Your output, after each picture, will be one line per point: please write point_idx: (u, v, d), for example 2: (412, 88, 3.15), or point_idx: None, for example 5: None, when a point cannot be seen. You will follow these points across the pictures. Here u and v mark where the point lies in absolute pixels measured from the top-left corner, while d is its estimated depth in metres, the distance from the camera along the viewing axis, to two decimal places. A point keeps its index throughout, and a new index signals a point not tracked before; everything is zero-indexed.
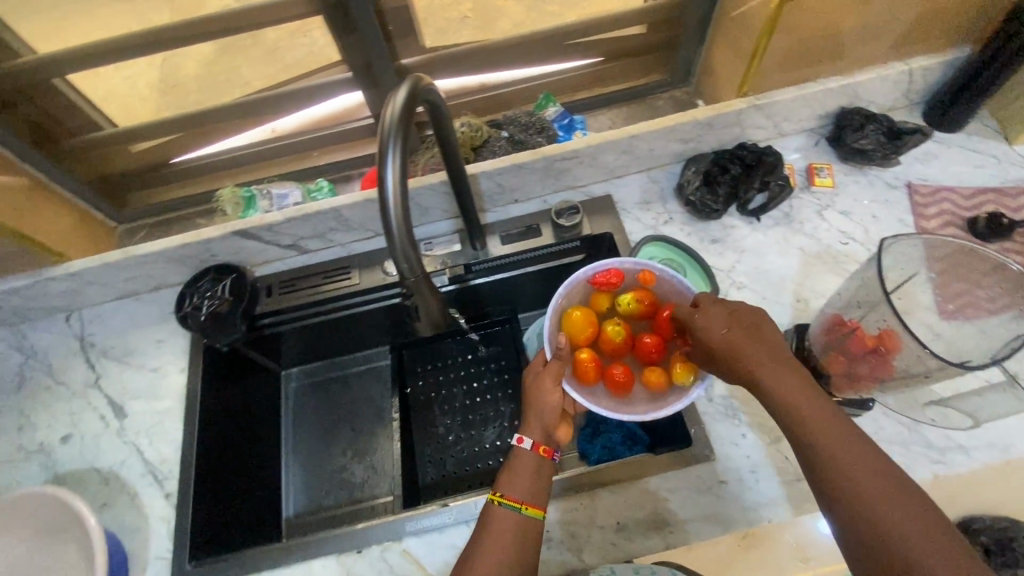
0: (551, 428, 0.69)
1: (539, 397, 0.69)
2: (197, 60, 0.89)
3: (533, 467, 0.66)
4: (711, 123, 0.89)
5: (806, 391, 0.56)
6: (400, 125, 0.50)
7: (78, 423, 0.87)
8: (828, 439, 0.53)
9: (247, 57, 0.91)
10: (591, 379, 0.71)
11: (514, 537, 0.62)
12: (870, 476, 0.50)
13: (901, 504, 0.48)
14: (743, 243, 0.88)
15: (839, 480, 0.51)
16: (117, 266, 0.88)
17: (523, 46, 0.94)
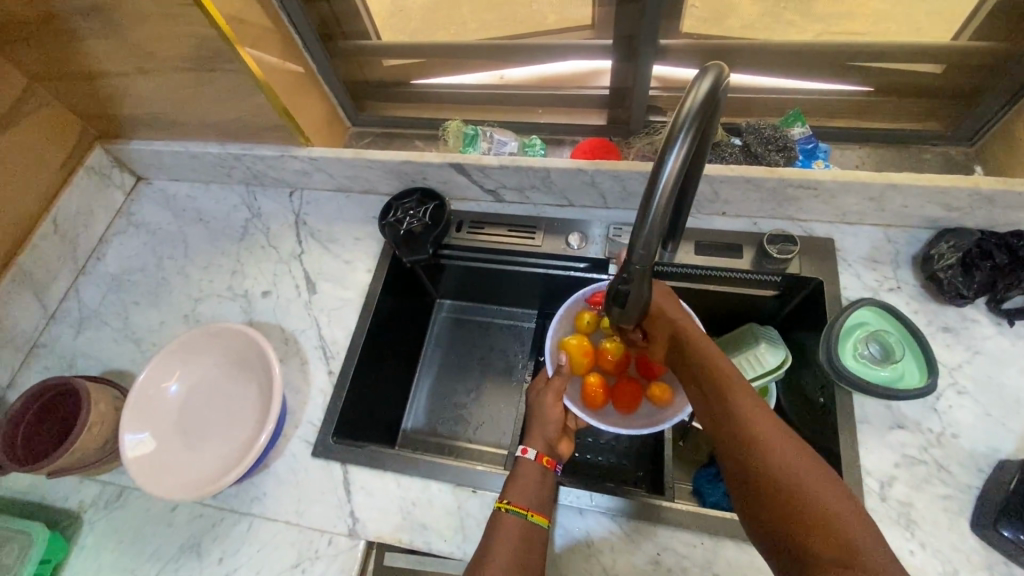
0: (552, 442, 0.78)
1: (542, 412, 0.80)
2: None
3: (537, 475, 0.73)
4: (993, 198, 0.76)
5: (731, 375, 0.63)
6: (698, 118, 0.47)
7: (277, 284, 1.00)
8: (734, 391, 0.61)
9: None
10: (597, 401, 0.84)
11: (522, 543, 0.66)
12: (764, 422, 0.58)
13: (788, 444, 0.56)
14: (981, 343, 0.75)
15: (736, 422, 0.59)
16: (346, 163, 0.98)
17: (792, 57, 0.85)
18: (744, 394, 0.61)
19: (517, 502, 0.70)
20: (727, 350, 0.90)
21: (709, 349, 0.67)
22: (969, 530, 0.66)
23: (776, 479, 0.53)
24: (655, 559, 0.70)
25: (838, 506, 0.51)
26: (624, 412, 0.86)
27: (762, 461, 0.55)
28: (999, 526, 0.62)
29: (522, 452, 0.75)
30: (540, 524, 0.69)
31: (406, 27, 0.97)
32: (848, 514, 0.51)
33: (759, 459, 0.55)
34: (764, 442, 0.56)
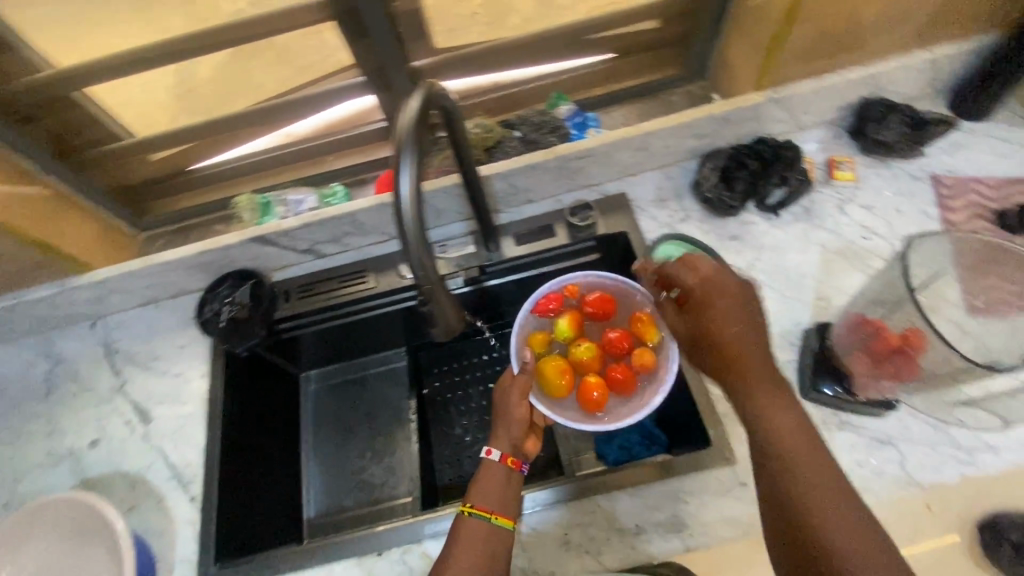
0: (519, 441, 0.73)
1: (507, 411, 0.73)
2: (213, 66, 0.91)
3: (503, 477, 0.70)
4: (728, 118, 0.88)
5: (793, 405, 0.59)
6: (414, 133, 0.49)
7: (105, 428, 0.89)
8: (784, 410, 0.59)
9: (257, 62, 0.92)
10: (595, 400, 0.78)
11: (487, 546, 0.65)
12: (821, 478, 0.55)
13: (826, 476, 0.55)
14: (762, 240, 0.86)
15: (782, 475, 0.56)
16: (139, 273, 0.90)
17: (533, 45, 0.93)
18: (798, 440, 0.58)
19: (481, 504, 0.68)
20: None
21: (772, 382, 0.61)
22: (801, 399, 0.75)
23: (819, 540, 0.53)
24: (565, 541, 0.71)
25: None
26: (627, 396, 0.80)
27: (809, 517, 0.54)
28: (819, 385, 0.73)
29: (488, 453, 0.72)
30: (506, 527, 0.66)
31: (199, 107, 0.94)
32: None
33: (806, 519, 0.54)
34: (811, 503, 0.54)
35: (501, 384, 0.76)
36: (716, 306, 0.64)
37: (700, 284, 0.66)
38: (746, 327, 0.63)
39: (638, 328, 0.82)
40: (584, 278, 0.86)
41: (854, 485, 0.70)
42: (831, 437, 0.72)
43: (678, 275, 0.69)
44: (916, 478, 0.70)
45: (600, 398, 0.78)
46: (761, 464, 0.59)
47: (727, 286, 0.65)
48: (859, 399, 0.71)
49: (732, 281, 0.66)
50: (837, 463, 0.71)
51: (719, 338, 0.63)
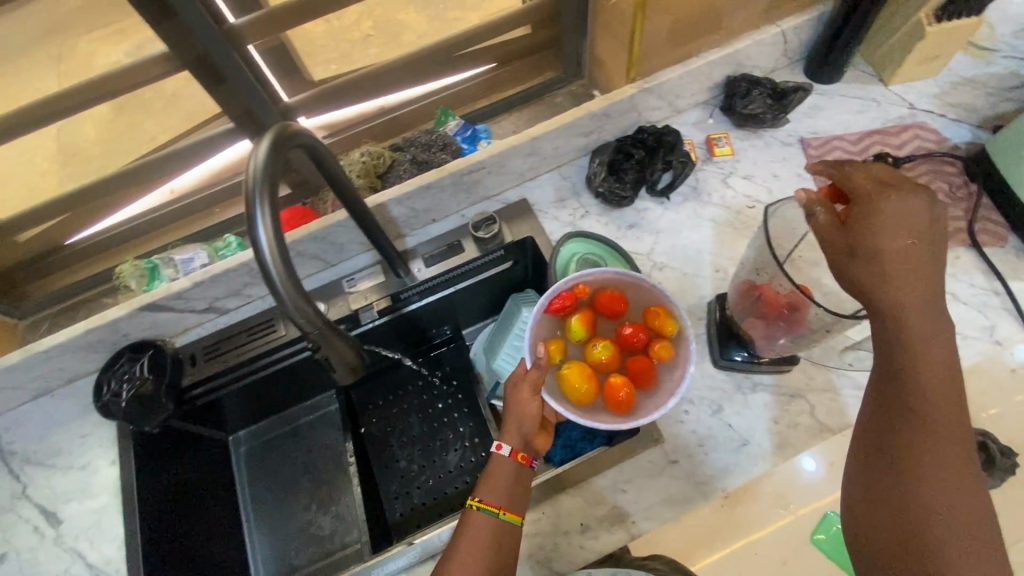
0: (530, 435, 0.69)
1: (518, 406, 0.69)
2: (95, 120, 0.88)
3: (513, 474, 0.67)
4: (607, 113, 0.90)
5: (939, 384, 0.54)
6: (265, 181, 0.48)
7: (8, 541, 0.81)
8: (932, 390, 0.54)
9: (146, 115, 0.90)
10: (625, 398, 0.67)
11: (492, 543, 0.64)
12: (942, 418, 0.54)
13: (946, 462, 0.53)
14: (658, 223, 0.90)
15: (913, 403, 0.54)
16: (21, 367, 0.83)
17: (408, 66, 0.93)
18: (942, 377, 0.54)
19: (489, 499, 0.66)
20: (503, 330, 0.95)
21: (925, 295, 0.53)
22: (713, 367, 0.78)
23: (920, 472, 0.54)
24: None
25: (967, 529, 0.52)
26: (652, 390, 0.70)
27: (922, 446, 0.54)
28: (728, 353, 0.77)
29: (497, 448, 0.69)
30: (514, 522, 0.65)
31: (83, 168, 0.89)
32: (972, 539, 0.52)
33: (917, 452, 0.54)
34: (927, 441, 0.54)
35: (512, 380, 0.70)
36: (889, 224, 0.52)
37: (881, 197, 0.54)
38: (909, 240, 0.52)
39: (652, 316, 0.72)
40: (594, 273, 0.73)
41: (774, 441, 0.74)
42: (747, 400, 0.76)
43: (888, 211, 0.53)
44: (827, 424, 0.74)
45: (627, 397, 0.67)
46: (883, 383, 0.56)
47: (915, 218, 0.52)
48: (762, 360, 0.76)
49: (917, 216, 0.53)
50: (755, 424, 0.75)
51: (867, 247, 0.53)
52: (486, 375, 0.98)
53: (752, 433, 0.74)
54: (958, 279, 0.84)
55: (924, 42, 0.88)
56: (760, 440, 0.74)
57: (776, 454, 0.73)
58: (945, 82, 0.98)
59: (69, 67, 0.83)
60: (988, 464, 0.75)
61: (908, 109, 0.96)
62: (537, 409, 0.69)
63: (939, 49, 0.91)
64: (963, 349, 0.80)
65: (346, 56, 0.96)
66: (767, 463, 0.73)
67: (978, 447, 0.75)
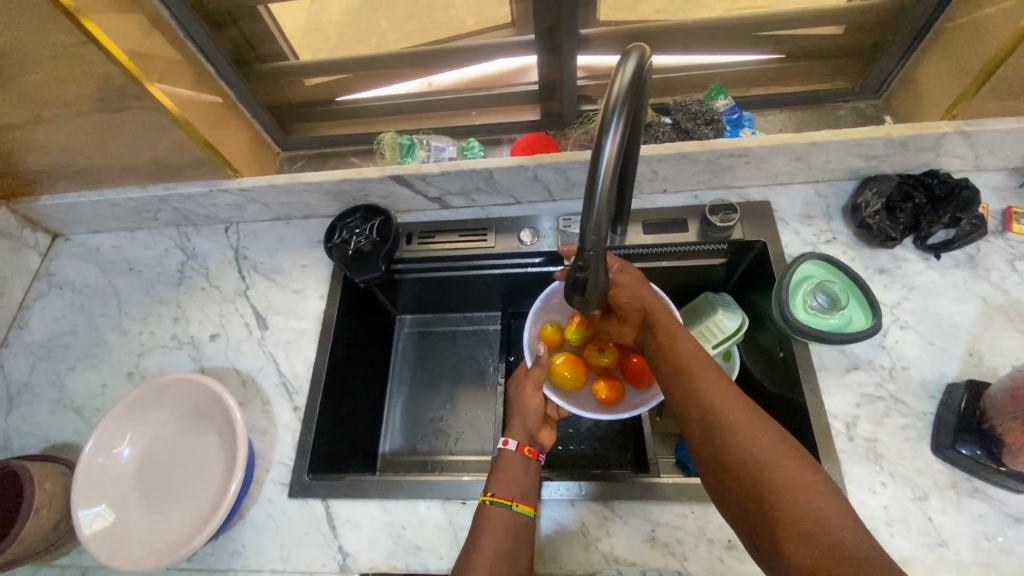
0: (533, 431, 0.77)
1: (521, 403, 0.79)
2: (342, 8, 0.90)
3: (521, 466, 0.72)
4: (905, 144, 0.81)
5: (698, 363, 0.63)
6: (628, 101, 0.48)
7: (224, 325, 0.95)
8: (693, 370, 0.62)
9: (385, 7, 0.90)
10: (613, 395, 0.82)
11: (508, 531, 0.66)
12: (722, 393, 0.59)
13: (745, 417, 0.57)
14: (914, 279, 0.80)
15: (695, 383, 0.61)
16: (280, 190, 0.94)
17: (706, 33, 0.89)
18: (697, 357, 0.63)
19: (502, 495, 0.69)
20: (689, 322, 0.92)
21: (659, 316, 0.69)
22: (931, 453, 0.70)
23: (731, 440, 0.56)
24: (651, 536, 0.70)
25: (801, 477, 0.52)
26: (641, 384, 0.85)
27: (719, 421, 0.57)
28: (958, 445, 0.67)
29: (503, 443, 0.74)
30: (527, 513, 0.67)
31: (324, 45, 0.94)
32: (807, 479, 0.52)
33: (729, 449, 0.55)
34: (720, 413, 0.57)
35: (517, 379, 0.83)
36: (624, 276, 0.72)
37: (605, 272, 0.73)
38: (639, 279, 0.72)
39: None
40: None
41: (978, 558, 0.65)
42: (959, 501, 0.67)
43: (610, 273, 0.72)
44: None
45: (614, 392, 0.82)
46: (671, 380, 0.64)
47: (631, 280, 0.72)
48: (999, 469, 0.65)
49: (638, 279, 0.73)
50: (962, 530, 0.66)
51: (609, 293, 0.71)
52: None
53: (952, 538, 0.66)
54: None
55: None
56: (961, 548, 0.65)
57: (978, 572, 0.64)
58: None
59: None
60: None
61: None
62: (538, 406, 0.79)
63: None
64: None
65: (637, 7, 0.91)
66: None
67: None
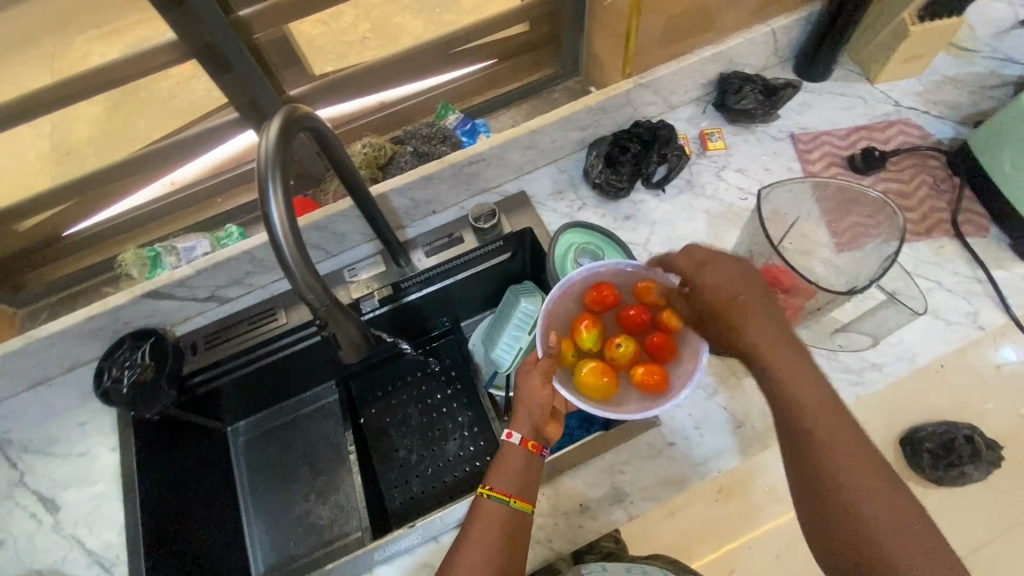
0: (540, 424, 0.70)
1: (529, 393, 0.70)
2: (89, 122, 0.89)
3: (522, 459, 0.68)
4: (604, 107, 0.93)
5: (815, 413, 0.59)
6: (278, 163, 0.50)
7: (5, 528, 0.81)
8: (807, 427, 0.58)
9: (138, 113, 0.90)
10: (650, 384, 0.69)
11: (501, 529, 0.64)
12: (849, 458, 0.57)
13: (872, 484, 0.56)
14: (654, 214, 0.92)
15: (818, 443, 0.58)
16: (21, 354, 0.83)
17: (411, 60, 0.95)
18: (801, 381, 0.60)
19: (500, 488, 0.67)
20: (501, 322, 0.96)
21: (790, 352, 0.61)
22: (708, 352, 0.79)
23: (837, 482, 0.56)
24: None
25: (900, 520, 0.54)
26: (676, 366, 0.72)
27: (824, 460, 0.57)
28: None
29: (506, 436, 0.69)
30: (525, 510, 0.66)
31: (66, 169, 0.89)
32: (906, 513, 0.55)
33: (854, 522, 0.55)
34: (842, 478, 0.56)
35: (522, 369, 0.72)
36: (744, 313, 0.62)
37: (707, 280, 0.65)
38: (736, 295, 0.63)
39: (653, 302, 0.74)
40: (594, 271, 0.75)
41: (767, 424, 0.76)
42: (739, 383, 0.78)
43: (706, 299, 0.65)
44: None
45: (650, 379, 0.69)
46: (793, 439, 0.60)
47: (750, 306, 0.63)
48: None
49: (741, 279, 0.64)
50: (749, 407, 0.77)
51: (716, 313, 0.64)
52: (485, 365, 0.99)
53: (744, 416, 0.76)
54: (945, 268, 0.86)
55: (907, 41, 0.92)
56: (753, 422, 0.76)
57: (770, 436, 0.75)
58: (928, 80, 1.01)
59: (62, 64, 0.80)
60: (976, 456, 0.74)
61: (893, 106, 0.99)
62: (548, 399, 0.70)
63: (922, 48, 0.94)
64: (952, 335, 0.82)
65: (341, 58, 0.93)
66: (762, 444, 0.75)
67: (965, 439, 0.75)
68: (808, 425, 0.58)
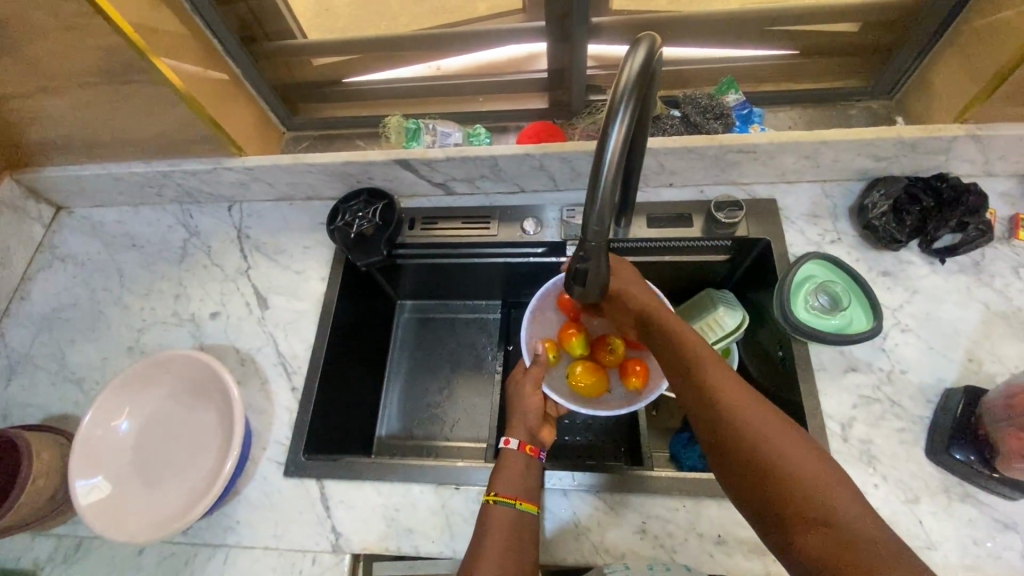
0: (534, 429, 0.77)
1: (521, 401, 0.79)
2: None
3: (523, 464, 0.72)
4: (916, 145, 0.80)
5: (714, 371, 0.60)
6: (635, 91, 0.48)
7: (225, 304, 0.95)
8: (708, 381, 0.59)
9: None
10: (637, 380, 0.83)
11: (512, 531, 0.65)
12: (748, 405, 0.57)
13: (773, 424, 0.55)
14: (918, 283, 0.80)
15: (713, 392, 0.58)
16: (285, 169, 0.94)
17: (720, 24, 0.88)
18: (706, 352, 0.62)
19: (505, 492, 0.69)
20: (687, 318, 0.91)
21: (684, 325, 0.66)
22: (925, 457, 0.70)
23: (740, 432, 0.55)
24: (641, 528, 0.71)
25: (815, 467, 0.52)
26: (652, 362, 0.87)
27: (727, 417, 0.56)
28: (952, 450, 0.68)
29: (505, 443, 0.74)
30: (530, 511, 0.67)
31: (332, 25, 0.93)
32: (815, 456, 0.53)
33: (770, 468, 0.53)
34: (745, 425, 0.55)
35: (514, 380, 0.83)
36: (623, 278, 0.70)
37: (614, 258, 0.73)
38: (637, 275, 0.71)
39: None
40: None
41: (966, 560, 0.65)
42: (952, 505, 0.67)
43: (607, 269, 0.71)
44: None
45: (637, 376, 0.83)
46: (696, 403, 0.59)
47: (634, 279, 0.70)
48: (991, 475, 0.66)
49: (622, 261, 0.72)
50: (951, 535, 0.66)
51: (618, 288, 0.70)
52: None
53: (940, 541, 0.66)
54: None
55: None
56: (950, 552, 0.65)
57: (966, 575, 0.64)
58: None
59: None
60: None
61: None
62: (538, 403, 0.79)
63: None
64: None
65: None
66: None
67: None
68: (701, 387, 0.59)
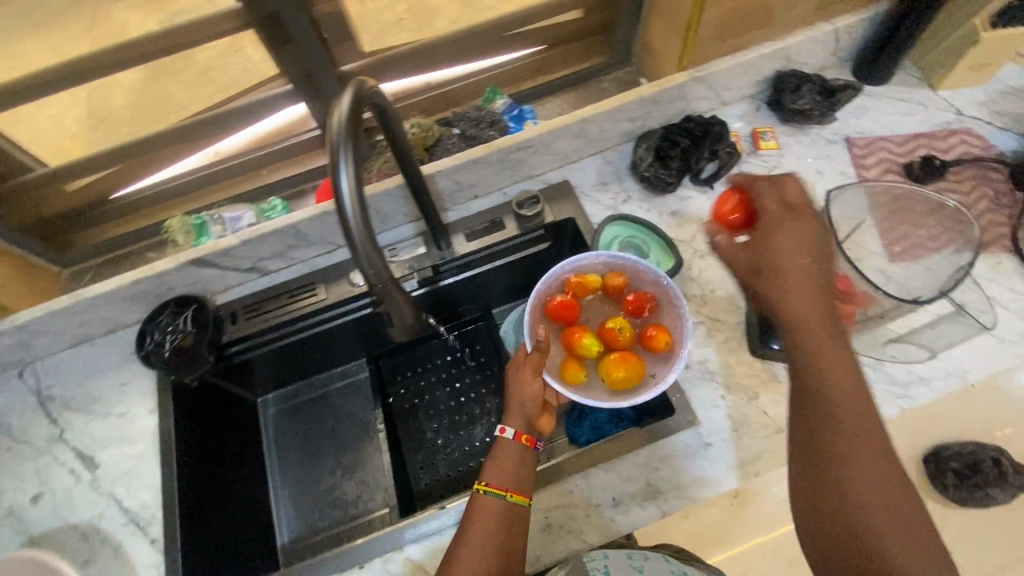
0: (533, 418, 0.70)
1: (521, 391, 0.70)
2: (127, 89, 0.86)
3: (517, 454, 0.68)
4: (656, 99, 0.91)
5: (854, 393, 0.60)
6: (350, 139, 0.51)
7: (45, 482, 0.82)
8: (835, 412, 0.59)
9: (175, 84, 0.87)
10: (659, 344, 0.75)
11: (499, 526, 0.63)
12: (851, 440, 0.58)
13: (858, 459, 0.57)
14: (701, 212, 0.90)
15: (830, 418, 0.59)
16: (67, 312, 0.84)
17: (463, 41, 0.94)
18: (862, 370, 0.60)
19: (495, 483, 0.66)
20: None
21: (836, 335, 0.62)
22: (751, 355, 0.79)
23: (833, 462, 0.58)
24: (546, 523, 0.72)
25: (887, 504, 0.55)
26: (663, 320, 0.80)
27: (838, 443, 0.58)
28: (766, 342, 0.77)
29: (500, 431, 0.69)
30: (521, 503, 0.65)
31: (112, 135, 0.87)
32: (889, 491, 0.56)
33: (841, 491, 0.57)
34: (837, 456, 0.58)
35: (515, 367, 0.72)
36: (793, 268, 0.63)
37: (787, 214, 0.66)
38: (811, 254, 0.64)
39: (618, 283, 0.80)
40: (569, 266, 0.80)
41: None
42: (783, 388, 0.77)
43: (780, 241, 0.64)
44: None
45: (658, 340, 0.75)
46: (815, 417, 0.60)
47: (811, 270, 0.63)
48: None
49: (803, 226, 0.65)
50: None
51: (769, 268, 0.64)
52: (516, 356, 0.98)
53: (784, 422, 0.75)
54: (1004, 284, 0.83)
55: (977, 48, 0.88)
56: None
57: None
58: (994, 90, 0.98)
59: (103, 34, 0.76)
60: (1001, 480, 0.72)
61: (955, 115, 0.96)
62: (538, 392, 0.71)
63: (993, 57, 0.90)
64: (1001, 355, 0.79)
65: (389, 37, 0.92)
66: None
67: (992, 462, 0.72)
68: (833, 406, 0.59)
